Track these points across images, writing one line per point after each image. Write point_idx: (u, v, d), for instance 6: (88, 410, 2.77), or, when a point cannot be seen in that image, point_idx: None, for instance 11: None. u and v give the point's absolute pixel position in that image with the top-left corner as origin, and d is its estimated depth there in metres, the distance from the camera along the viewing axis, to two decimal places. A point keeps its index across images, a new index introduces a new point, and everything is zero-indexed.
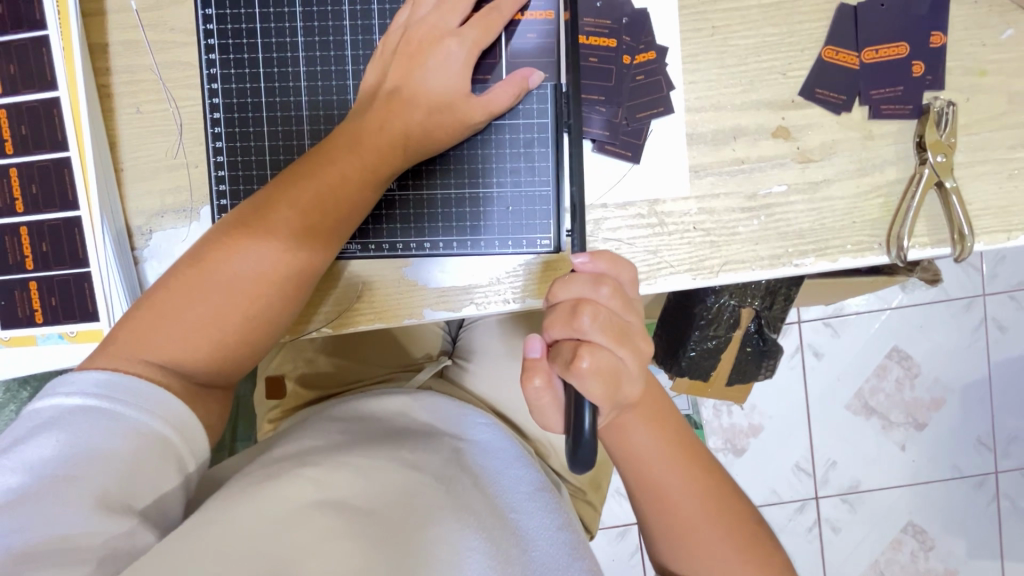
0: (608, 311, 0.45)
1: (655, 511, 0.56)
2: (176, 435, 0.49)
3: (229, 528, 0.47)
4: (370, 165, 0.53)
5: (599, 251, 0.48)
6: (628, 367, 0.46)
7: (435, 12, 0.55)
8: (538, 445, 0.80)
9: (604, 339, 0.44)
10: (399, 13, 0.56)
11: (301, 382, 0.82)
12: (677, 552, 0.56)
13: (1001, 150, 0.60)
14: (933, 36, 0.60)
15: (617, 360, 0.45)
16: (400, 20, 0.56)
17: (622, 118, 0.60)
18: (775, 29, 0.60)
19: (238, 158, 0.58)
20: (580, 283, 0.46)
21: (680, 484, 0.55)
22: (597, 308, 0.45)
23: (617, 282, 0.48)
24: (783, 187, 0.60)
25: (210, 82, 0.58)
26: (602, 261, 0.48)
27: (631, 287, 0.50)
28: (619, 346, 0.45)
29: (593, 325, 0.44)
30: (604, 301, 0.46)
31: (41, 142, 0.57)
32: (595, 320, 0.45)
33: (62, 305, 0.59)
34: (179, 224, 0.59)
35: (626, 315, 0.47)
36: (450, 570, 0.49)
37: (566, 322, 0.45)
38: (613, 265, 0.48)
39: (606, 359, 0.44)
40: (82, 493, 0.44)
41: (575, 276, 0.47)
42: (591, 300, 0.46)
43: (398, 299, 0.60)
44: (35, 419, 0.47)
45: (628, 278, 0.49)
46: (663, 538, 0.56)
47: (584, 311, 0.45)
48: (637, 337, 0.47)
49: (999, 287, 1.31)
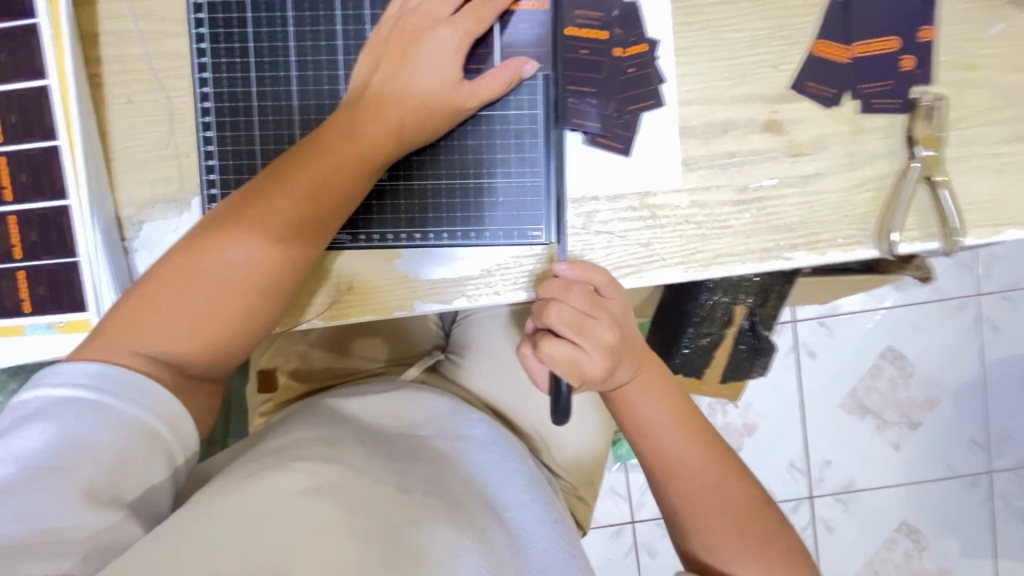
0: (575, 309, 0.52)
1: (658, 479, 0.57)
2: (165, 427, 0.49)
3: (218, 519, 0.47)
4: (364, 155, 0.54)
5: (577, 260, 0.55)
6: (595, 360, 0.51)
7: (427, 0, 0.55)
8: (530, 440, 0.79)
9: (566, 332, 0.51)
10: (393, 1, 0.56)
11: (294, 376, 0.82)
12: (681, 525, 0.56)
13: (990, 145, 0.60)
14: (922, 31, 0.60)
15: (579, 352, 0.51)
16: (394, 7, 0.56)
17: (613, 111, 0.60)
18: (765, 23, 0.60)
19: (227, 148, 0.58)
20: (556, 285, 0.54)
21: (684, 452, 0.55)
22: (563, 308, 0.52)
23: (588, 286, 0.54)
24: (773, 180, 0.60)
25: (201, 71, 0.58)
26: (577, 268, 0.54)
27: (611, 288, 0.55)
28: (582, 339, 0.51)
29: (559, 320, 0.51)
30: (572, 301, 0.52)
31: (31, 130, 0.57)
32: (560, 316, 0.52)
33: (51, 294, 0.58)
34: (169, 214, 0.59)
35: (592, 313, 0.52)
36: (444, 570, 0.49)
37: (538, 317, 0.53)
38: (586, 272, 0.54)
39: (567, 350, 0.51)
40: (68, 485, 0.44)
41: (553, 280, 0.54)
42: (560, 300, 0.52)
43: (390, 290, 0.60)
44: (23, 409, 0.47)
45: (604, 283, 0.54)
46: (669, 510, 0.57)
47: (551, 309, 0.52)
48: (604, 332, 0.52)
49: (993, 287, 1.32)
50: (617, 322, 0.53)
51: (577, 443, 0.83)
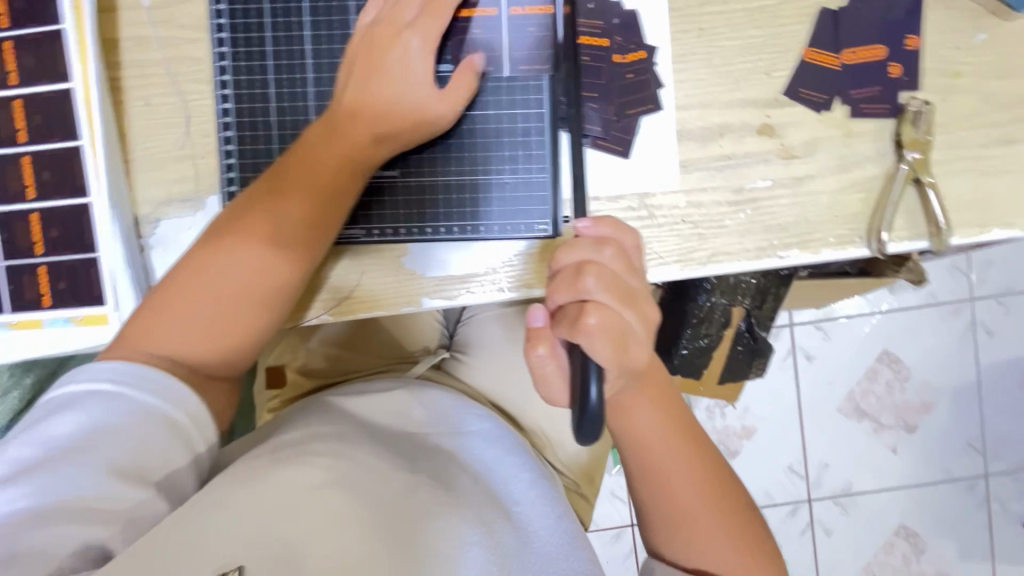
0: (612, 272, 0.47)
1: (649, 490, 0.58)
2: (183, 418, 0.51)
3: (239, 510, 0.50)
4: (349, 154, 0.56)
5: (602, 218, 0.50)
6: (635, 330, 0.47)
7: (389, 8, 0.57)
8: (532, 435, 0.81)
9: (610, 299, 0.46)
10: (360, 13, 0.59)
11: (300, 372, 0.84)
12: (664, 530, 0.58)
13: (975, 148, 0.62)
14: (908, 39, 0.62)
15: (624, 321, 0.46)
16: (361, 18, 0.59)
17: (612, 114, 0.62)
18: (759, 31, 0.62)
19: (246, 146, 0.61)
20: (585, 246, 0.48)
21: (678, 466, 0.57)
22: (601, 270, 0.46)
23: (620, 246, 0.49)
24: (767, 182, 0.63)
25: (221, 74, 0.61)
26: (605, 226, 0.50)
27: (635, 254, 0.51)
28: (625, 306, 0.46)
29: (597, 285, 0.46)
30: (607, 262, 0.47)
31: (54, 131, 0.59)
32: (599, 280, 0.46)
33: (70, 289, 0.60)
34: (184, 213, 0.61)
35: (630, 277, 0.48)
36: (451, 563, 0.51)
37: (571, 284, 0.46)
38: (615, 230, 0.50)
39: (612, 317, 0.46)
40: (96, 468, 0.47)
41: (578, 241, 0.48)
42: (595, 261, 0.47)
43: (396, 289, 0.62)
44: (55, 400, 0.50)
45: (632, 245, 0.50)
46: (653, 515, 0.59)
47: (588, 272, 0.46)
48: (642, 300, 0.48)
49: (986, 291, 1.34)
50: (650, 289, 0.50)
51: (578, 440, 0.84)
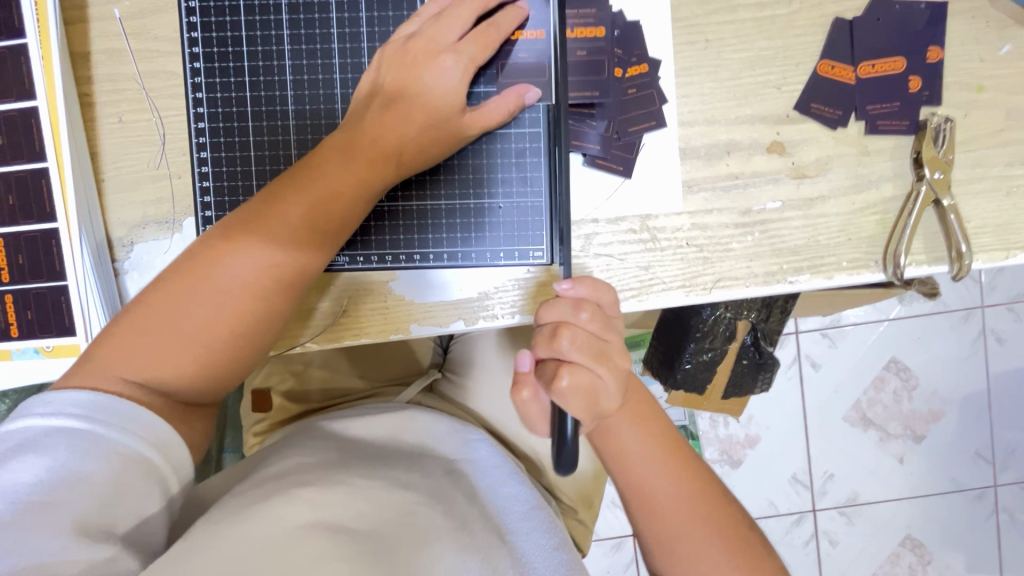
0: (587, 333, 0.45)
1: (646, 515, 0.55)
2: (157, 456, 0.48)
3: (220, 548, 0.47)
4: (360, 181, 0.52)
5: (582, 276, 0.48)
6: (608, 385, 0.46)
7: (432, 26, 0.52)
8: (529, 461, 0.78)
9: (583, 360, 0.44)
10: (401, 25, 0.54)
11: (288, 395, 0.81)
12: (665, 558, 0.55)
13: (999, 167, 0.59)
14: (929, 51, 0.58)
15: (597, 380, 0.45)
16: (400, 31, 0.54)
17: (613, 132, 0.58)
18: (769, 42, 0.58)
19: (222, 169, 0.57)
20: (563, 306, 0.46)
21: (671, 489, 0.55)
22: (576, 332, 0.45)
23: (597, 306, 0.48)
24: (777, 203, 0.59)
25: (195, 91, 0.57)
26: (584, 286, 0.47)
27: (613, 309, 0.50)
28: (599, 365, 0.45)
29: (572, 347, 0.44)
30: (583, 325, 0.45)
31: (20, 152, 0.56)
32: (574, 342, 0.45)
33: (38, 319, 0.57)
34: (160, 236, 0.58)
35: (608, 335, 0.46)
36: None
37: (547, 343, 0.45)
38: (593, 290, 0.48)
39: (586, 378, 0.44)
40: (61, 520, 0.43)
41: (557, 301, 0.47)
42: (571, 324, 0.45)
43: (384, 313, 0.59)
44: (10, 440, 0.46)
45: (610, 301, 0.49)
46: (652, 543, 0.56)
47: (563, 333, 0.45)
48: (617, 356, 0.47)
49: (998, 299, 1.30)
50: (626, 344, 0.48)
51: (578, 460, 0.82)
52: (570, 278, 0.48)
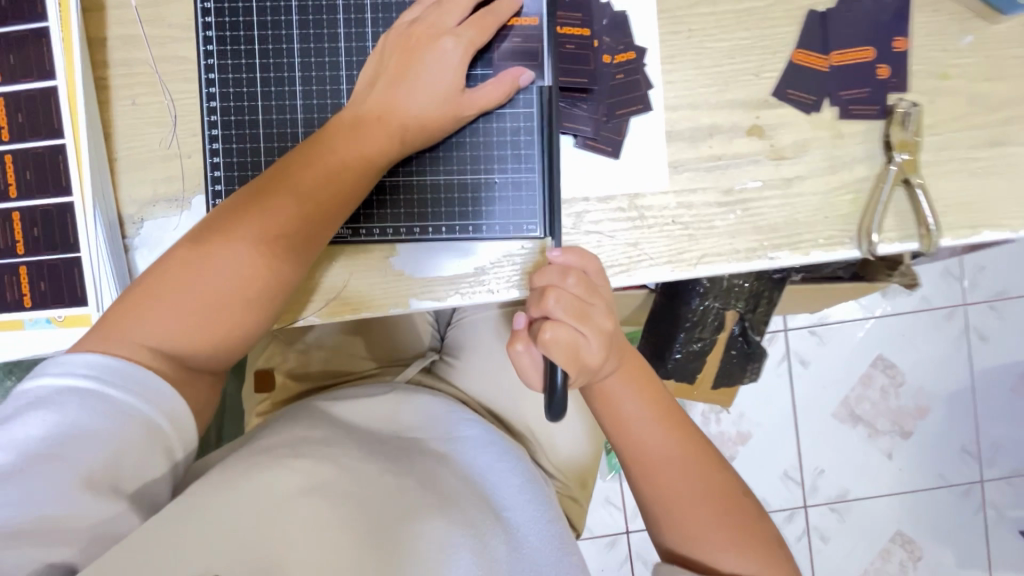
0: (572, 294, 0.51)
1: (642, 476, 0.58)
2: (163, 420, 0.50)
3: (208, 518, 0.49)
4: (366, 156, 0.55)
5: (570, 247, 0.55)
6: (591, 342, 0.51)
7: (433, 12, 0.56)
8: (523, 440, 0.81)
9: (568, 318, 0.50)
10: (403, 12, 0.58)
11: (290, 376, 0.83)
12: (661, 519, 0.58)
13: (964, 150, 0.63)
14: (896, 41, 0.63)
15: (579, 336, 0.50)
16: (403, 17, 0.58)
17: (602, 115, 0.62)
18: (747, 33, 0.62)
19: (232, 146, 0.60)
20: (552, 272, 0.53)
21: (664, 449, 0.58)
22: (561, 293, 0.51)
23: (583, 272, 0.54)
24: (757, 183, 0.62)
25: (208, 72, 0.60)
26: (572, 255, 0.54)
27: (599, 278, 0.55)
28: (583, 324, 0.50)
29: (557, 306, 0.50)
30: (569, 288, 0.51)
31: (38, 129, 0.59)
32: (559, 301, 0.50)
33: (51, 289, 0.59)
34: (170, 213, 0.61)
35: (591, 298, 0.52)
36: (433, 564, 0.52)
37: (536, 304, 0.51)
38: (581, 260, 0.54)
39: (567, 333, 0.50)
40: (70, 476, 0.46)
41: (548, 268, 0.53)
42: (557, 286, 0.51)
43: (384, 288, 0.62)
44: (26, 397, 0.48)
45: (595, 269, 0.55)
46: (648, 504, 0.59)
47: (550, 295, 0.51)
48: (602, 317, 0.52)
49: (979, 296, 1.34)
50: (612, 308, 0.54)
51: (572, 441, 0.84)
52: (559, 249, 0.55)
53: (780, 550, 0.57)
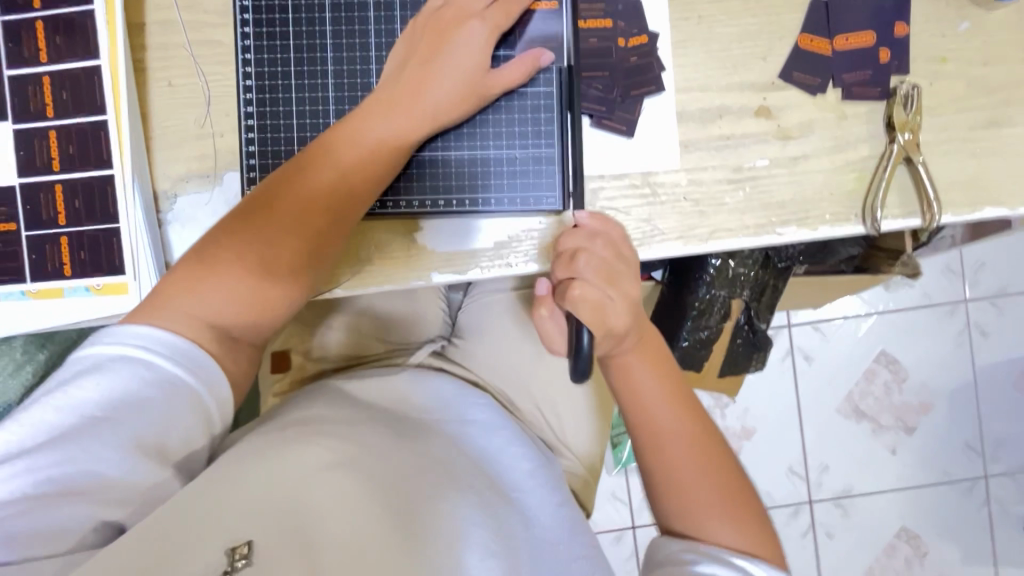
0: (600, 257, 0.55)
1: (648, 446, 0.60)
2: (206, 391, 0.53)
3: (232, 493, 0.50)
4: (398, 132, 0.58)
5: (597, 213, 0.59)
6: (615, 300, 0.54)
7: None
8: (536, 420, 0.83)
9: (595, 279, 0.54)
10: None
11: (308, 357, 0.86)
12: (663, 491, 0.59)
13: (963, 131, 0.65)
14: (897, 26, 0.66)
15: (605, 296, 0.53)
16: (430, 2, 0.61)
17: (617, 95, 0.65)
18: (755, 19, 0.65)
19: (266, 122, 0.63)
20: (580, 236, 0.57)
21: (672, 423, 0.59)
22: (590, 255, 0.55)
23: (608, 238, 0.57)
24: (765, 161, 0.65)
25: (244, 52, 0.63)
26: (596, 220, 0.58)
27: (625, 244, 0.58)
28: (609, 284, 0.54)
29: (586, 266, 0.54)
30: (596, 250, 0.56)
31: (81, 106, 0.62)
32: (588, 262, 0.54)
33: (91, 259, 0.62)
34: (202, 188, 0.63)
35: (617, 263, 0.56)
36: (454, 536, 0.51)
37: (566, 264, 0.55)
38: (604, 224, 0.57)
39: (595, 293, 0.53)
40: (122, 439, 0.49)
41: (576, 231, 0.57)
42: (586, 249, 0.56)
43: (407, 263, 0.64)
44: (80, 364, 0.51)
45: (618, 236, 0.57)
46: (652, 476, 0.60)
47: (581, 255, 0.55)
48: (627, 283, 0.55)
49: (981, 292, 1.36)
50: (637, 275, 0.57)
51: (583, 423, 0.86)
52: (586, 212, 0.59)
53: (775, 533, 0.58)
